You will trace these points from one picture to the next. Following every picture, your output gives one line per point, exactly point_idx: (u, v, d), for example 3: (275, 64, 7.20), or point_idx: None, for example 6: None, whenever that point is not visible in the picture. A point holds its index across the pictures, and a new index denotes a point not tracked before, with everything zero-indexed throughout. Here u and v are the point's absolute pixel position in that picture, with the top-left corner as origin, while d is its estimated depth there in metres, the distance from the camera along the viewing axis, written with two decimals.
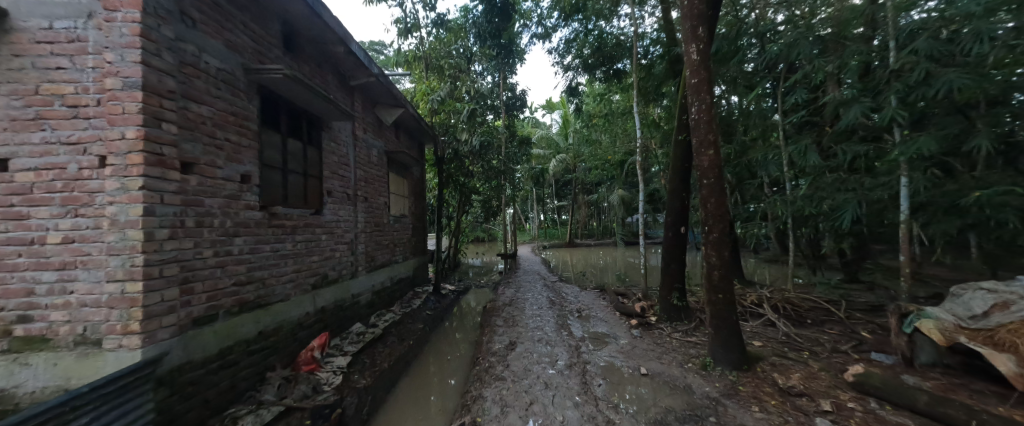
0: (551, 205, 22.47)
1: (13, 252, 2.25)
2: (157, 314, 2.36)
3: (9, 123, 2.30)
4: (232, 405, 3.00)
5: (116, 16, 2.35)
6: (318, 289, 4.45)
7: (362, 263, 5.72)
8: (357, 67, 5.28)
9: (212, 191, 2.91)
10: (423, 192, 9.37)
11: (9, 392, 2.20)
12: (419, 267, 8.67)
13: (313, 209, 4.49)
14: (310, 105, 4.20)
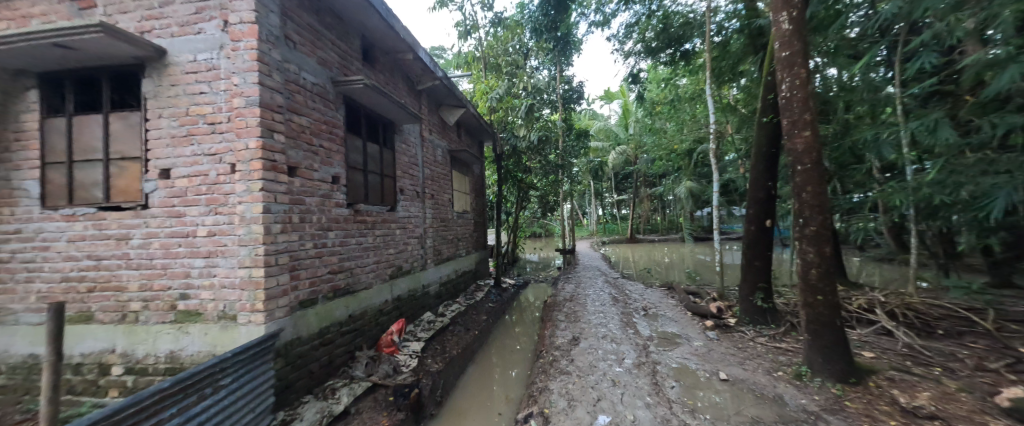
0: (611, 199, 21.70)
1: (176, 243, 2.81)
2: (273, 296, 2.79)
3: (170, 140, 2.86)
4: (331, 378, 3.46)
5: (239, 45, 2.80)
6: (394, 279, 4.83)
7: (430, 256, 6.08)
8: (424, 72, 5.61)
9: (311, 191, 3.32)
10: (483, 189, 9.65)
11: (176, 353, 2.77)
12: (480, 262, 8.96)
13: (388, 206, 4.89)
14: (386, 111, 4.58)
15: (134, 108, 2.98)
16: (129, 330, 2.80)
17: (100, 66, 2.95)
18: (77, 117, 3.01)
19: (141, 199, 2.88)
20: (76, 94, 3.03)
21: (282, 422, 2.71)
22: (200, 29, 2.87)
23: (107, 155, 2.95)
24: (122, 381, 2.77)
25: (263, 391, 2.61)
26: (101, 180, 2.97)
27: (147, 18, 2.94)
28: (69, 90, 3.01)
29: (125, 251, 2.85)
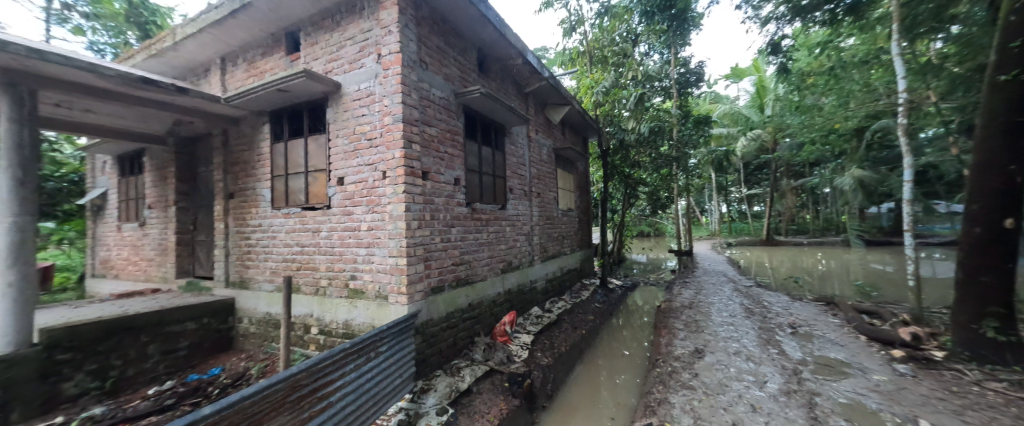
0: (740, 194, 18.71)
1: (348, 234, 3.74)
2: (413, 281, 3.40)
3: (344, 154, 3.81)
4: (457, 357, 3.96)
5: (388, 72, 3.52)
6: (505, 273, 5.14)
7: (537, 252, 6.24)
8: (531, 74, 5.83)
9: (439, 192, 3.86)
10: (588, 186, 9.47)
11: (348, 322, 3.65)
12: (585, 260, 8.83)
13: (500, 205, 5.20)
14: (499, 115, 4.90)
15: (321, 132, 4.08)
16: (321, 302, 3.85)
17: (303, 102, 4.20)
18: (288, 141, 4.32)
19: (325, 201, 3.96)
20: (288, 124, 4.34)
21: (421, 389, 3.24)
22: (362, 64, 3.73)
23: (306, 171, 4.15)
24: (317, 338, 3.84)
25: (406, 360, 3.10)
26: (303, 188, 4.17)
27: (330, 62, 4.02)
28: (284, 122, 4.34)
29: (319, 239, 3.94)
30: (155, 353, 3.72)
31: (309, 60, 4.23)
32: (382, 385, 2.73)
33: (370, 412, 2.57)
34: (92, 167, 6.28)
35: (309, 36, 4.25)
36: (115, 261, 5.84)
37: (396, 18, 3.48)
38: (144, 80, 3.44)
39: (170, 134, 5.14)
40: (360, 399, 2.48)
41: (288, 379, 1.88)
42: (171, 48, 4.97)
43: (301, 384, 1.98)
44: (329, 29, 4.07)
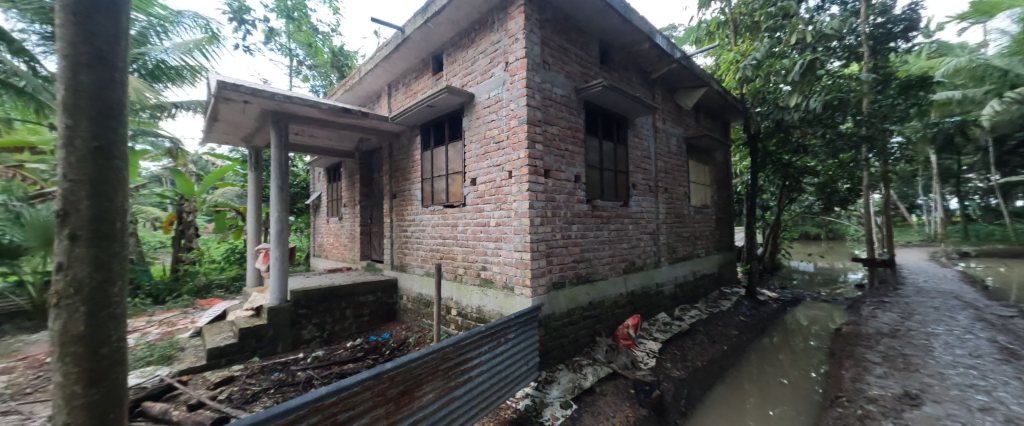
0: (986, 182, 13.00)
1: (479, 229, 4.24)
2: (536, 275, 3.65)
3: (477, 158, 4.33)
4: (578, 354, 4.04)
5: (515, 79, 3.84)
6: (628, 273, 4.93)
7: (665, 252, 5.75)
8: (660, 58, 5.37)
9: (560, 190, 4.00)
10: (730, 179, 8.16)
11: (480, 308, 4.15)
12: (726, 266, 7.66)
13: (622, 202, 4.99)
14: (622, 107, 4.70)
15: (459, 139, 4.72)
16: (458, 288, 4.47)
17: (445, 114, 4.93)
18: (434, 150, 5.14)
19: (462, 199, 4.57)
20: (434, 134, 5.17)
21: (545, 380, 3.49)
22: (492, 74, 4.16)
23: (448, 174, 4.85)
24: (456, 319, 4.48)
25: (532, 349, 3.35)
26: (445, 189, 4.90)
27: (466, 76, 4.60)
28: (431, 134, 5.19)
29: (457, 233, 4.58)
30: (350, 316, 5.15)
31: (450, 77, 4.92)
32: (511, 368, 3.04)
33: (502, 391, 2.90)
34: (313, 177, 8.73)
35: (449, 56, 4.95)
36: (325, 245, 7.98)
37: (522, 25, 3.76)
38: (340, 109, 4.74)
39: (357, 150, 6.75)
40: (494, 377, 2.83)
41: (441, 351, 2.32)
42: (358, 82, 6.52)
43: (450, 356, 2.40)
44: (465, 47, 4.66)
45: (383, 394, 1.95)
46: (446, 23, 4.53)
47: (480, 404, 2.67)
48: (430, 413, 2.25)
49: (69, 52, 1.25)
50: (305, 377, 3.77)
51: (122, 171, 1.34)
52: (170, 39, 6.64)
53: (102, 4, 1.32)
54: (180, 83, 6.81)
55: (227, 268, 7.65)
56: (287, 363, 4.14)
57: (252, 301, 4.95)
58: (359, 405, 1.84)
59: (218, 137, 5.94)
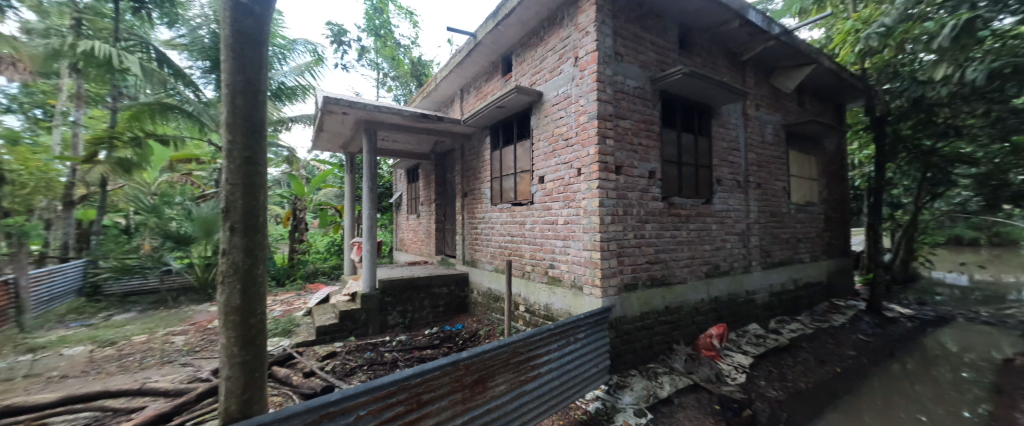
0: None
1: (546, 227, 4.24)
2: (607, 276, 3.52)
3: (545, 156, 4.33)
4: (652, 360, 3.85)
5: (584, 73, 3.75)
6: (711, 277, 4.48)
7: (757, 255, 5.09)
8: (753, 37, 4.74)
9: (632, 186, 3.80)
10: (844, 171, 6.89)
11: (548, 306, 4.15)
12: (838, 274, 6.51)
13: (704, 199, 4.55)
14: (705, 95, 4.28)
15: (527, 138, 4.77)
16: (526, 285, 4.54)
17: (514, 114, 5.03)
18: (503, 149, 5.28)
19: (529, 198, 4.62)
20: (503, 134, 5.31)
21: (617, 384, 3.38)
22: (561, 70, 4.12)
23: (516, 173, 4.95)
24: (523, 315, 4.55)
25: (602, 351, 3.25)
26: (513, 187, 5.00)
27: (535, 75, 4.63)
28: (500, 133, 5.34)
29: (524, 230, 4.65)
30: (427, 306, 5.58)
31: (519, 77, 5.00)
32: (582, 369, 2.99)
33: (572, 391, 2.86)
34: (396, 178, 9.61)
35: (518, 56, 5.02)
36: (405, 240, 8.72)
37: (593, 17, 3.64)
38: (419, 115, 5.16)
39: (432, 152, 7.25)
40: (564, 376, 2.81)
41: (511, 344, 2.38)
42: (434, 89, 6.98)
43: (521, 351, 2.45)
44: (533, 46, 4.69)
45: (459, 381, 2.06)
46: (515, 24, 4.61)
47: (551, 401, 2.66)
48: (503, 404, 2.31)
49: (232, 87, 1.63)
50: (391, 358, 4.19)
51: (263, 176, 1.69)
52: (288, 63, 7.86)
53: (252, 46, 1.68)
54: (295, 100, 8.00)
55: (329, 258, 8.62)
56: (377, 344, 4.65)
57: (348, 288, 5.65)
58: (439, 388, 1.97)
59: (322, 146, 6.87)
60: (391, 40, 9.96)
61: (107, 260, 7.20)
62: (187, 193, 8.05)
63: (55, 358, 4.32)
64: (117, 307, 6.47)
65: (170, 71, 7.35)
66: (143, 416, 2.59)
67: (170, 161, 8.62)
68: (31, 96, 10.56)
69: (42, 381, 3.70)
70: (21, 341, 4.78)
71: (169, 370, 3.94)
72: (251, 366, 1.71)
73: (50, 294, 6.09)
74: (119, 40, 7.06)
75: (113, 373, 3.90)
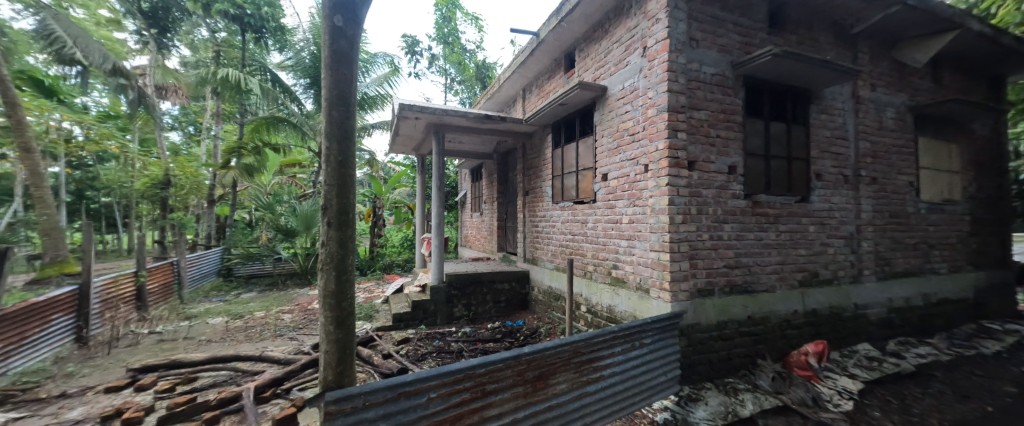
0: None
1: (610, 226, 4.12)
2: (678, 279, 3.24)
3: (609, 153, 4.20)
4: (730, 374, 3.48)
5: (654, 63, 3.48)
6: (807, 287, 3.86)
7: (871, 263, 4.25)
8: (868, 4, 3.94)
9: (708, 183, 3.43)
10: (1000, 161, 5.46)
11: (611, 307, 4.04)
12: (987, 289, 5.20)
13: (800, 196, 3.88)
14: (801, 77, 3.64)
15: (590, 135, 4.70)
16: (588, 284, 4.50)
17: (577, 111, 4.99)
18: (565, 147, 5.27)
19: (592, 196, 4.56)
20: (565, 132, 5.29)
21: (689, 395, 3.15)
22: (628, 62, 3.91)
23: (578, 170, 4.93)
24: (585, 315, 4.52)
25: (672, 359, 2.97)
26: (575, 185, 4.99)
27: (599, 69, 4.49)
28: (562, 131, 5.33)
29: (586, 229, 4.61)
30: (490, 301, 5.84)
31: (583, 72, 4.94)
32: (648, 376, 2.76)
33: (637, 398, 2.65)
34: (462, 177, 10.14)
35: (582, 52, 4.95)
36: (470, 235, 9.15)
37: (663, 3, 3.36)
38: (483, 116, 5.39)
39: (496, 151, 7.49)
40: (630, 382, 2.61)
41: (572, 344, 2.23)
42: (498, 90, 7.20)
43: (582, 351, 2.29)
44: (598, 39, 4.56)
45: (520, 376, 1.99)
46: (578, 18, 4.57)
47: (613, 406, 2.49)
48: (565, 403, 2.20)
49: (330, 99, 2.00)
50: (457, 348, 4.48)
51: (352, 176, 2.02)
52: (370, 75, 8.76)
53: (344, 63, 2.01)
54: (375, 109, 8.87)
55: (403, 252, 9.45)
56: (445, 334, 5.00)
57: (420, 280, 6.15)
58: (502, 380, 1.94)
59: (398, 149, 7.53)
60: (458, 46, 10.69)
61: (236, 248, 8.82)
62: (292, 193, 9.48)
63: (203, 325, 5.47)
64: (243, 287, 7.90)
65: (281, 89, 8.74)
66: (262, 379, 3.14)
67: (280, 166, 10.23)
68: (187, 117, 13.36)
69: (194, 343, 4.72)
70: (182, 310, 6.14)
71: (280, 342, 4.73)
72: (342, 344, 2.05)
73: (200, 273, 7.79)
74: (246, 66, 8.62)
75: (241, 341, 4.82)
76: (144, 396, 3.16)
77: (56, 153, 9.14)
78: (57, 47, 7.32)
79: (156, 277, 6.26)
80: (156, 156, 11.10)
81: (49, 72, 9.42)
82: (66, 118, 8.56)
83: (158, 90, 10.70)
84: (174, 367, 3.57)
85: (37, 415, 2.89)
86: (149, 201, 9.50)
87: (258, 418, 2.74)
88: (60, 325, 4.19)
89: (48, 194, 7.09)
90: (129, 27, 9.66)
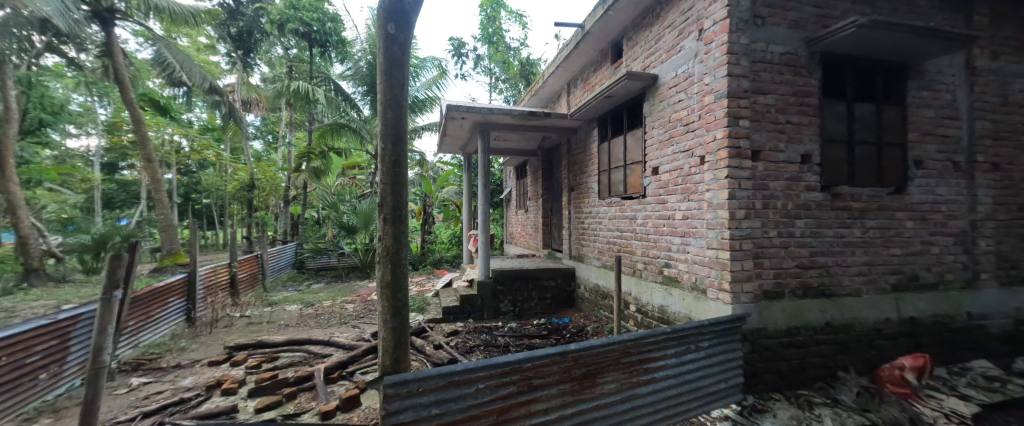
0: None
1: (662, 223, 3.88)
2: (739, 280, 2.93)
3: (660, 145, 3.95)
4: (803, 386, 3.10)
5: (711, 46, 3.16)
6: (903, 292, 3.30)
7: (991, 266, 3.53)
8: None
9: (776, 174, 3.04)
10: None
11: (663, 307, 3.81)
12: None
13: (893, 188, 3.32)
14: (896, 49, 3.08)
15: (639, 127, 4.49)
16: (638, 283, 4.32)
17: (625, 103, 4.80)
18: (612, 140, 5.11)
19: (641, 191, 4.36)
20: (612, 125, 5.13)
21: (754, 406, 2.83)
22: (681, 47, 3.62)
23: (626, 164, 4.76)
24: (635, 315, 4.35)
25: (732, 365, 2.74)
26: (623, 180, 4.81)
27: (650, 57, 4.24)
28: (609, 124, 5.16)
29: (636, 226, 4.42)
30: (536, 297, 5.87)
31: (631, 61, 4.72)
32: (705, 382, 2.56)
33: (692, 404, 2.46)
34: (506, 174, 10.27)
35: (631, 40, 4.73)
36: (516, 232, 9.24)
37: None
38: (528, 113, 5.41)
39: (541, 148, 7.47)
40: (685, 387, 2.44)
41: (621, 343, 2.15)
42: (542, 86, 7.15)
43: (632, 351, 2.20)
44: (649, 25, 4.30)
45: (567, 372, 1.96)
46: (626, 5, 4.36)
47: (666, 411, 2.34)
48: (613, 404, 2.11)
49: (385, 102, 2.16)
50: (504, 342, 4.57)
51: (404, 174, 2.16)
52: (420, 80, 9.20)
53: (397, 68, 2.16)
54: (425, 111, 9.33)
55: (451, 248, 9.85)
56: (492, 328, 5.12)
57: (467, 275, 6.37)
58: (548, 376, 1.91)
59: (446, 149, 7.82)
60: (503, 44, 10.82)
61: (307, 242, 9.82)
62: (353, 193, 10.29)
63: (282, 312, 6.17)
64: (314, 278, 8.90)
65: (342, 98, 9.52)
66: (331, 362, 3.51)
67: (343, 168, 11.18)
68: (267, 127, 15.09)
69: (275, 326, 5.37)
70: (266, 298, 6.99)
71: (344, 329, 5.19)
72: (399, 332, 2.21)
73: (278, 265, 8.79)
74: (313, 78, 9.51)
75: (313, 327, 5.37)
76: (237, 371, 3.67)
77: (169, 162, 10.82)
78: (169, 71, 8.67)
79: (244, 268, 7.18)
80: (243, 162, 12.69)
81: (164, 94, 11.20)
82: (176, 131, 10.10)
83: (244, 104, 12.20)
84: (260, 346, 4.13)
85: (159, 381, 3.49)
86: (240, 200, 11.01)
87: (327, 397, 3.05)
88: (174, 307, 4.99)
89: (165, 197, 8.42)
90: (221, 51, 11.13)
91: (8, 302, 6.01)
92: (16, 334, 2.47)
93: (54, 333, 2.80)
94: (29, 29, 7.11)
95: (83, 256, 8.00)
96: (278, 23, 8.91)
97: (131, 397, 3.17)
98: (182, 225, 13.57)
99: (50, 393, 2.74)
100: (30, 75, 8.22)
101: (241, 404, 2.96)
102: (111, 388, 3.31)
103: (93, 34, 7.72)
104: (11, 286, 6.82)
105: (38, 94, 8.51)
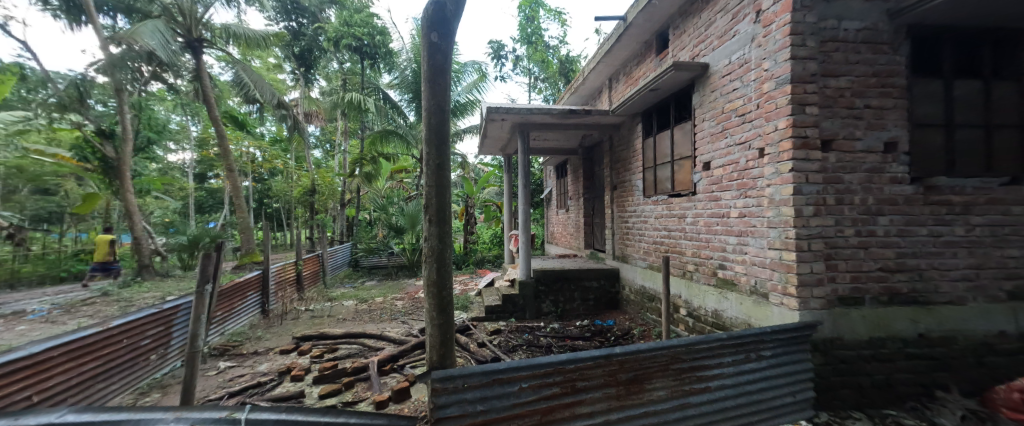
0: None
1: (715, 222, 3.62)
2: (808, 284, 2.63)
3: (711, 138, 3.70)
4: (890, 405, 2.72)
5: (771, 28, 2.88)
6: (1021, 301, 2.78)
7: None
8: None
9: (852, 166, 2.71)
10: None
11: (719, 312, 3.53)
12: None
13: (1009, 177, 2.80)
14: (1009, 13, 2.59)
15: (688, 120, 4.24)
16: (689, 286, 4.06)
17: (671, 95, 4.55)
18: (658, 135, 4.87)
19: (691, 188, 4.11)
20: (657, 119, 4.88)
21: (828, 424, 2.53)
22: (736, 32, 3.34)
23: (674, 160, 4.51)
24: (686, 319, 4.09)
25: (801, 377, 2.47)
26: (671, 176, 4.56)
27: (699, 45, 3.98)
28: (654, 118, 4.92)
29: (685, 226, 4.18)
30: (578, 298, 5.77)
31: (678, 50, 4.45)
32: (770, 394, 2.33)
33: (755, 418, 2.25)
34: (547, 174, 10.25)
35: (677, 28, 4.47)
36: (557, 231, 9.14)
37: None
38: (568, 111, 5.31)
39: (581, 146, 7.32)
40: (744, 398, 2.23)
41: (671, 349, 2.02)
42: (582, 83, 7.00)
43: (682, 357, 2.06)
44: (698, 11, 4.04)
45: (612, 376, 1.90)
46: None
47: (723, 422, 2.16)
48: (663, 412, 2.00)
49: (429, 108, 2.24)
50: (546, 343, 4.53)
51: (448, 177, 2.22)
52: (461, 84, 9.45)
53: (440, 74, 2.23)
54: (466, 115, 9.55)
55: (493, 248, 10.02)
56: (534, 328, 5.12)
57: (508, 275, 6.40)
58: (593, 379, 1.86)
59: (486, 151, 7.94)
60: (542, 44, 10.73)
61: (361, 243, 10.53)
62: (400, 195, 10.85)
63: (340, 307, 6.67)
64: (367, 275, 9.52)
65: (390, 106, 10.08)
66: (383, 355, 3.71)
67: (391, 172, 11.83)
68: (325, 136, 16.41)
69: (335, 320, 5.81)
70: (326, 293, 7.61)
71: (394, 325, 5.50)
72: (444, 329, 2.29)
73: (336, 264, 9.55)
74: (364, 89, 10.17)
75: (367, 321, 5.76)
76: (304, 359, 4.05)
77: (246, 170, 12.14)
78: (246, 90, 9.74)
79: (309, 265, 7.87)
80: (306, 169, 13.89)
81: (241, 111, 12.59)
82: (251, 144, 11.29)
83: (306, 116, 13.35)
84: (322, 338, 4.50)
85: (241, 365, 3.94)
86: (305, 204, 12.08)
87: (380, 388, 3.23)
88: (252, 301, 5.58)
89: (243, 202, 9.44)
90: (286, 69, 12.28)
91: (127, 293, 7.14)
92: (133, 321, 2.91)
93: (161, 320, 3.26)
94: (139, 62, 8.35)
95: (182, 254, 9.28)
96: (335, 40, 9.65)
97: (219, 378, 3.61)
98: (257, 227, 15.20)
99: (157, 372, 3.20)
100: (140, 100, 9.64)
101: (307, 390, 3.24)
102: (204, 370, 3.80)
103: (187, 62, 8.87)
104: (130, 280, 8.08)
105: (146, 116, 9.98)
